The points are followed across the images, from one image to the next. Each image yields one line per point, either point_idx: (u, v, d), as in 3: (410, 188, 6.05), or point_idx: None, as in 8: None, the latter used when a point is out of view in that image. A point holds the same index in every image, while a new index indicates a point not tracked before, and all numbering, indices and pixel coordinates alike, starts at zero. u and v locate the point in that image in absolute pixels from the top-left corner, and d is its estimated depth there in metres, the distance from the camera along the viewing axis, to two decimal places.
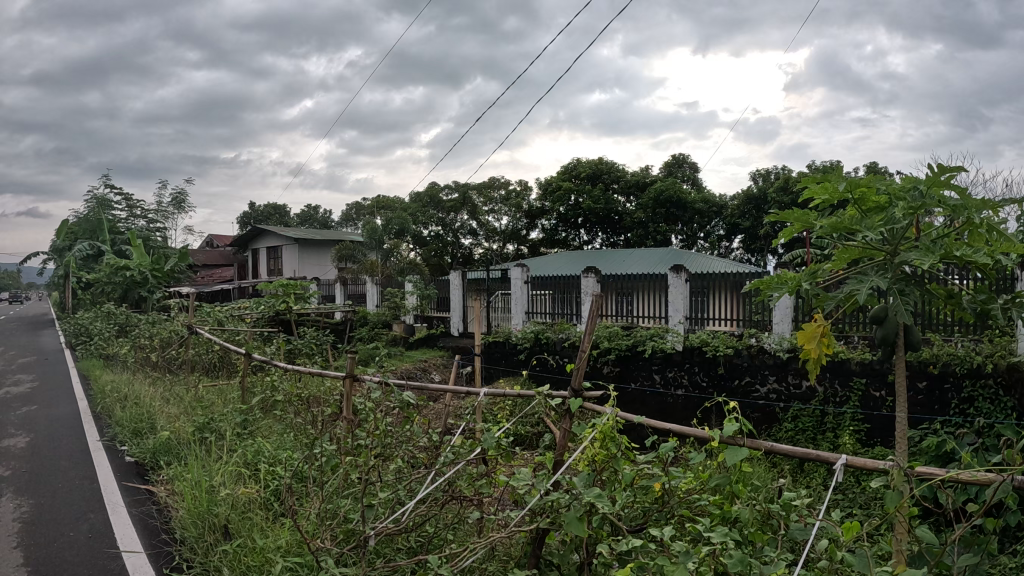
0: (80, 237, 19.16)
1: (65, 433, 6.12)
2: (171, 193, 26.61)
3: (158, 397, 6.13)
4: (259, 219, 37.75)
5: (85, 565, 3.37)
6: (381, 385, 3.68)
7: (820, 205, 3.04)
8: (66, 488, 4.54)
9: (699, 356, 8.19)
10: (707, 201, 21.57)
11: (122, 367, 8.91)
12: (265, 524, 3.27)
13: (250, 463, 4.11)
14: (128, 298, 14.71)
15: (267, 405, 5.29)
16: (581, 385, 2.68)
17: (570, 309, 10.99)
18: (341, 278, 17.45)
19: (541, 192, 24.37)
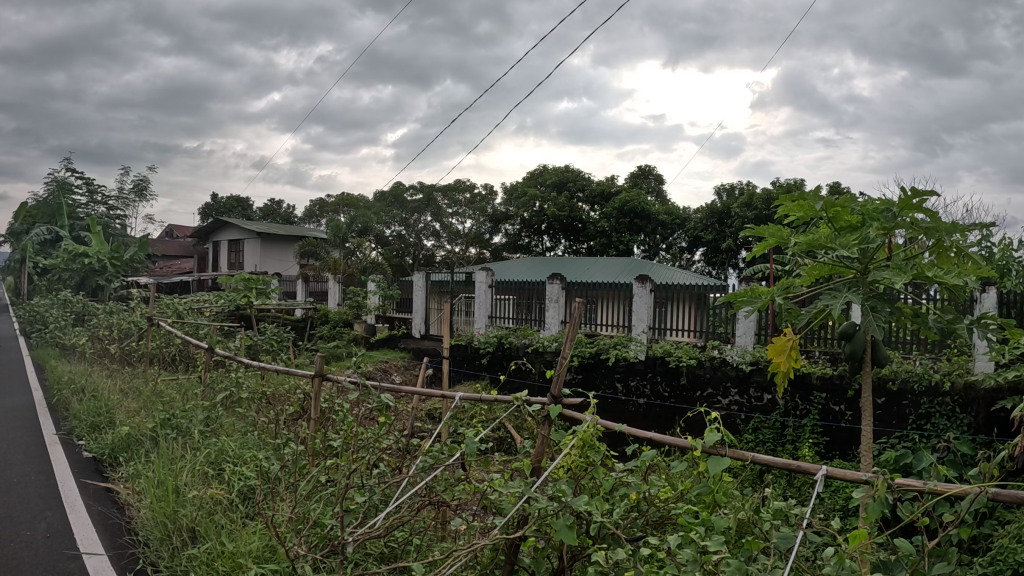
0: (38, 219, 18.58)
1: (14, 425, 5.89)
2: (132, 179, 26.02)
3: (117, 391, 5.95)
4: (222, 211, 37.14)
5: (44, 567, 3.22)
6: (355, 386, 3.65)
7: (793, 221, 3.09)
8: (19, 483, 4.36)
9: (662, 365, 8.26)
10: (671, 213, 21.87)
11: (79, 358, 8.65)
12: (237, 526, 3.19)
13: (215, 463, 4.00)
14: (85, 286, 14.30)
15: (231, 401, 5.16)
16: (560, 392, 2.66)
17: (534, 314, 11.00)
18: (303, 275, 17.17)
19: (508, 197, 24.36)
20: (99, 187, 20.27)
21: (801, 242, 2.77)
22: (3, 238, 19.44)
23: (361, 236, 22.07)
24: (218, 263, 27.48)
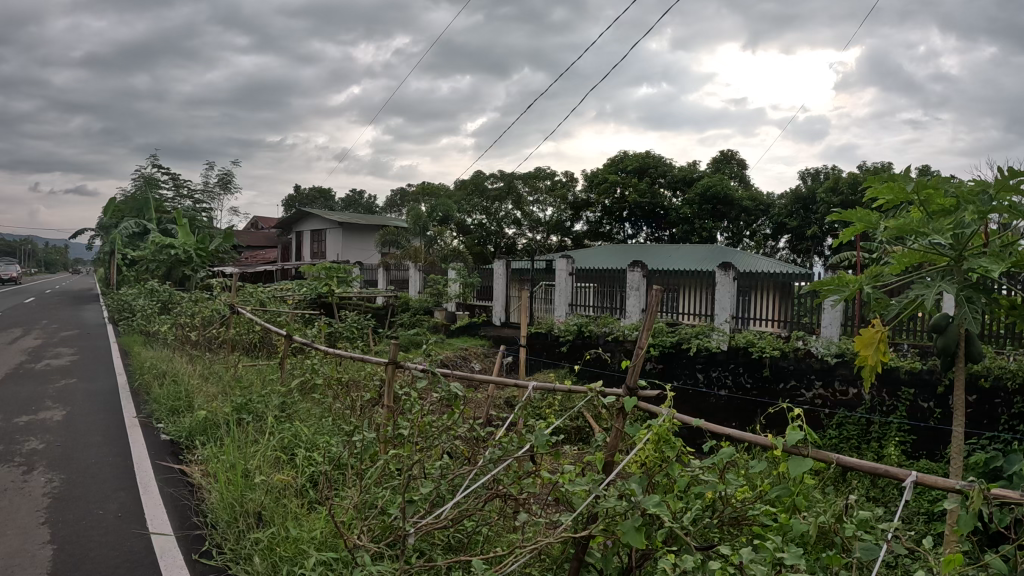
0: (127, 213, 19.66)
1: (100, 407, 6.25)
2: (217, 173, 27.20)
3: (197, 375, 6.26)
4: (308, 202, 38.41)
5: (113, 545, 3.40)
6: (424, 374, 3.70)
7: (882, 205, 2.95)
8: (97, 464, 4.62)
9: (745, 356, 8.07)
10: (755, 199, 21.29)
11: (162, 345, 9.12)
12: (302, 511, 3.29)
13: (287, 448, 4.13)
14: (172, 276, 15.06)
15: (307, 387, 5.32)
16: (637, 383, 2.61)
17: (614, 302, 10.95)
18: (385, 263, 17.59)
19: (587, 184, 24.19)
20: (186, 181, 21.30)
21: (890, 226, 2.64)
22: (97, 232, 20.67)
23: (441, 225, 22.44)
24: (302, 252, 28.44)
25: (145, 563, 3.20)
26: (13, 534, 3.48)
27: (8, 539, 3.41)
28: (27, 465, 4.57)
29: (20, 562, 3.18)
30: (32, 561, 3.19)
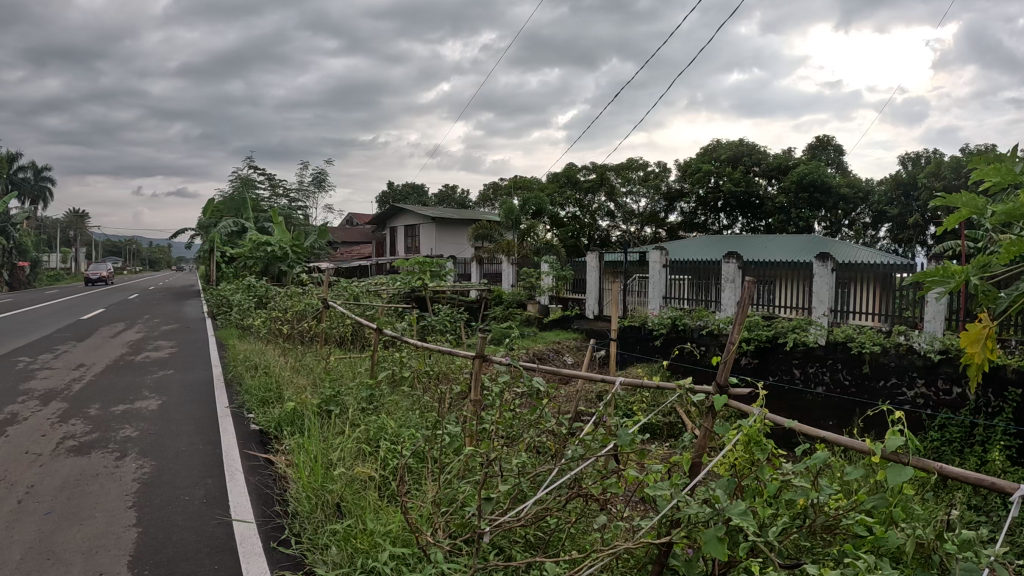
0: (226, 213, 20.75)
1: (196, 398, 6.55)
2: (312, 171, 28.15)
3: (289, 367, 6.54)
4: (401, 198, 39.33)
5: (195, 530, 3.51)
6: (507, 366, 3.67)
7: (991, 190, 2.76)
8: (188, 451, 4.82)
9: (844, 351, 7.71)
10: (854, 186, 20.31)
11: (257, 339, 9.57)
12: (379, 504, 3.37)
13: (372, 440, 4.25)
14: (269, 271, 15.72)
15: (395, 380, 5.45)
16: (727, 381, 2.54)
17: (710, 295, 10.71)
18: (478, 257, 17.83)
19: (680, 174, 23.69)
20: (281, 181, 22.30)
21: (998, 210, 2.45)
22: (198, 232, 21.87)
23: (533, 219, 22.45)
24: (396, 247, 29.15)
25: (224, 548, 3.29)
26: (102, 517, 3.62)
27: (98, 521, 3.56)
28: (121, 451, 4.78)
29: (106, 543, 3.30)
30: (117, 543, 3.31)
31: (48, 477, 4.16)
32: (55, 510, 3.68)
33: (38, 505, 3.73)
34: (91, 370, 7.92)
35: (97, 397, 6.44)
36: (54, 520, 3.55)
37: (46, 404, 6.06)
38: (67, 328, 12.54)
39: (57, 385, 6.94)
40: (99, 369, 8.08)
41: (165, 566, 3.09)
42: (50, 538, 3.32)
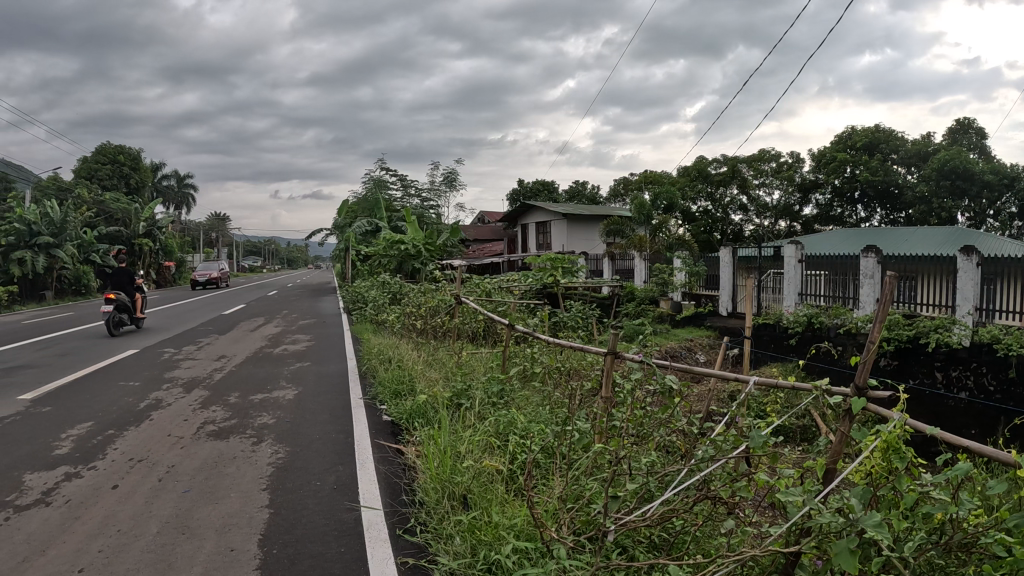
0: (359, 214, 22.14)
1: (329, 388, 6.88)
2: (443, 172, 28.95)
3: (420, 361, 6.81)
4: (529, 195, 39.76)
5: (324, 514, 3.54)
6: (640, 364, 3.46)
7: None
8: (321, 439, 4.99)
9: (990, 354, 7.09)
10: (998, 171, 18.13)
11: (391, 332, 10.03)
12: (506, 499, 3.39)
13: (501, 435, 4.30)
14: (403, 269, 16.27)
15: (526, 375, 5.50)
16: (866, 382, 2.33)
17: (848, 292, 10.09)
18: (609, 253, 17.68)
19: (815, 163, 22.49)
20: (413, 181, 23.04)
21: None
22: (333, 231, 23.11)
23: (665, 214, 21.79)
24: (528, 244, 29.45)
25: (349, 533, 3.31)
26: (237, 497, 3.75)
27: (232, 500, 3.69)
28: (257, 438, 5.01)
29: (239, 522, 3.40)
30: (248, 523, 3.40)
31: (187, 458, 4.42)
32: (193, 488, 3.86)
33: (178, 483, 3.94)
34: (231, 362, 8.54)
35: (237, 387, 6.93)
36: (192, 497, 3.72)
37: (190, 392, 6.63)
38: (215, 322, 13.63)
39: (200, 374, 7.61)
40: (239, 360, 8.68)
41: (292, 547, 3.13)
42: (187, 515, 3.46)
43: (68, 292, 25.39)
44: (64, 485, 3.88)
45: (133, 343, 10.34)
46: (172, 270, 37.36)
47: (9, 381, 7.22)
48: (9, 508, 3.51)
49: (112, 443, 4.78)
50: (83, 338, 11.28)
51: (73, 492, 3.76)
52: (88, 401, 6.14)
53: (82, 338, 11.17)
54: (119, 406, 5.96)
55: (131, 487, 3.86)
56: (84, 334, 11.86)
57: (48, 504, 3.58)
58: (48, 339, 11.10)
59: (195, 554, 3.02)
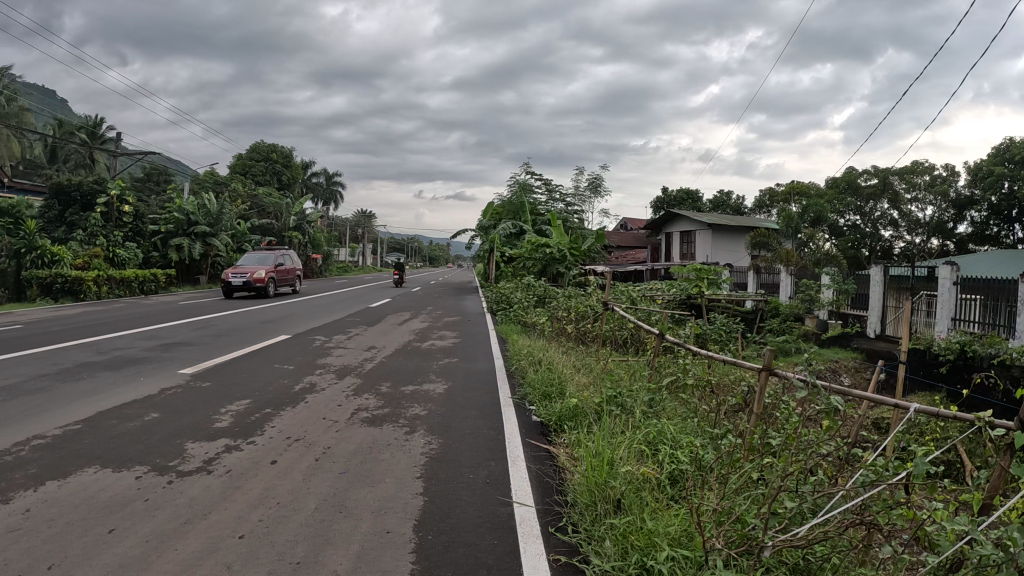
0: (505, 215, 22.62)
1: (479, 384, 6.91)
2: (589, 178, 29.77)
3: (571, 367, 6.81)
4: (674, 203, 39.13)
5: (479, 507, 3.48)
6: (804, 384, 3.30)
7: None
8: (473, 433, 4.94)
9: None
10: None
11: (540, 334, 10.22)
12: (663, 506, 3.27)
13: (652, 444, 4.17)
14: (548, 272, 16.33)
15: (676, 387, 5.33)
16: None
17: (1003, 320, 9.38)
18: (755, 266, 17.22)
19: (972, 178, 20.87)
20: (558, 187, 23.35)
21: None
22: (476, 233, 23.88)
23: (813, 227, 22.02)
24: (671, 253, 28.88)
25: (502, 526, 3.24)
26: (391, 482, 3.81)
27: (387, 485, 3.75)
28: (410, 427, 5.07)
29: (393, 505, 3.45)
30: (403, 508, 3.43)
31: (342, 442, 4.60)
32: (349, 470, 3.99)
33: (334, 464, 4.10)
34: (380, 353, 8.88)
35: (389, 377, 7.19)
36: (347, 479, 3.83)
37: (342, 378, 6.99)
38: (361, 314, 14.30)
39: (351, 362, 8.00)
40: (389, 352, 8.99)
41: (447, 534, 3.12)
42: (343, 495, 3.57)
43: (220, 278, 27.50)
44: (224, 456, 4.17)
45: (287, 329, 11.01)
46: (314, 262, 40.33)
47: (174, 357, 7.88)
48: (174, 473, 3.81)
49: (268, 421, 5.09)
50: (240, 321, 12.13)
51: (233, 464, 4.02)
52: (246, 380, 6.61)
53: (239, 321, 12.01)
54: (276, 386, 6.38)
55: (288, 464, 4.07)
56: (241, 317, 12.77)
57: (210, 473, 3.85)
58: (208, 320, 12.04)
59: (351, 533, 3.10)
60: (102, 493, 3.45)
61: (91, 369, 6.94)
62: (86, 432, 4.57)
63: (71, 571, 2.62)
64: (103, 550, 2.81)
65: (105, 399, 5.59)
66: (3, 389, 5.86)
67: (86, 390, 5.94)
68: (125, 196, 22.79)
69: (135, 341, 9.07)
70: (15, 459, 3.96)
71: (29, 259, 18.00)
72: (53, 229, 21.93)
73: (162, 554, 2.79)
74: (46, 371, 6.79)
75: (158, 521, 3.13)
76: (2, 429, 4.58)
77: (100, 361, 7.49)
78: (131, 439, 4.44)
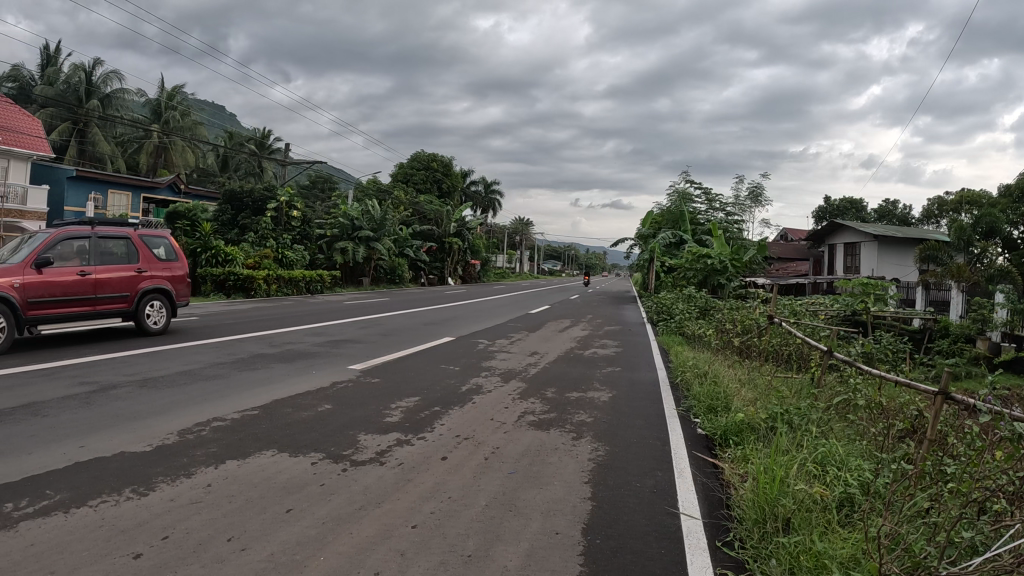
0: (664, 224, 23.38)
1: (643, 394, 6.84)
2: (749, 187, 30.74)
3: (736, 382, 6.61)
4: (837, 213, 37.09)
5: (646, 514, 3.46)
6: (987, 411, 3.07)
7: None
8: (639, 443, 4.88)
9: None
10: None
11: (704, 346, 10.00)
12: (836, 528, 3.13)
13: (819, 464, 3.98)
14: (708, 283, 16.27)
15: (844, 408, 5.07)
16: None
17: None
18: (924, 281, 16.25)
19: None
20: (718, 196, 23.48)
21: None
22: (635, 242, 24.63)
23: (984, 241, 20.30)
24: (835, 266, 27.17)
25: (669, 536, 3.20)
26: (560, 485, 3.88)
27: (556, 488, 3.81)
28: (577, 433, 5.12)
29: (562, 508, 3.51)
30: (572, 511, 3.49)
31: (510, 443, 4.74)
32: (517, 471, 4.11)
33: (503, 464, 4.23)
34: (543, 359, 9.01)
35: (554, 383, 7.27)
36: (515, 479, 3.95)
37: (507, 381, 7.17)
38: (521, 320, 14.61)
39: (515, 366, 8.19)
40: (552, 358, 9.11)
41: (615, 540, 3.13)
42: (512, 494, 3.68)
43: (383, 280, 30.25)
44: (396, 449, 4.41)
45: (448, 332, 11.43)
46: (473, 267, 41.80)
47: (341, 352, 8.40)
48: (348, 462, 4.08)
49: (438, 418, 5.33)
50: (402, 322, 12.75)
51: (404, 457, 4.25)
52: (412, 378, 6.94)
53: (403, 322, 12.61)
54: (443, 386, 6.67)
55: (457, 461, 4.25)
56: (404, 319, 13.44)
57: (382, 464, 4.09)
58: (372, 320, 12.77)
59: (522, 531, 3.19)
60: (281, 475, 3.76)
61: (266, 360, 7.54)
62: (265, 418, 4.99)
63: (251, 544, 2.87)
64: (283, 527, 3.06)
65: (280, 389, 6.06)
66: (191, 373, 6.52)
67: (262, 378, 6.48)
68: (293, 204, 24.51)
69: (306, 337, 9.78)
70: (198, 437, 4.38)
71: (206, 258, 19.64)
72: (227, 231, 23.92)
73: (337, 537, 3.00)
74: (226, 359, 7.46)
75: (334, 506, 3.36)
76: (191, 410, 5.10)
77: (274, 353, 8.12)
78: (307, 427, 4.80)
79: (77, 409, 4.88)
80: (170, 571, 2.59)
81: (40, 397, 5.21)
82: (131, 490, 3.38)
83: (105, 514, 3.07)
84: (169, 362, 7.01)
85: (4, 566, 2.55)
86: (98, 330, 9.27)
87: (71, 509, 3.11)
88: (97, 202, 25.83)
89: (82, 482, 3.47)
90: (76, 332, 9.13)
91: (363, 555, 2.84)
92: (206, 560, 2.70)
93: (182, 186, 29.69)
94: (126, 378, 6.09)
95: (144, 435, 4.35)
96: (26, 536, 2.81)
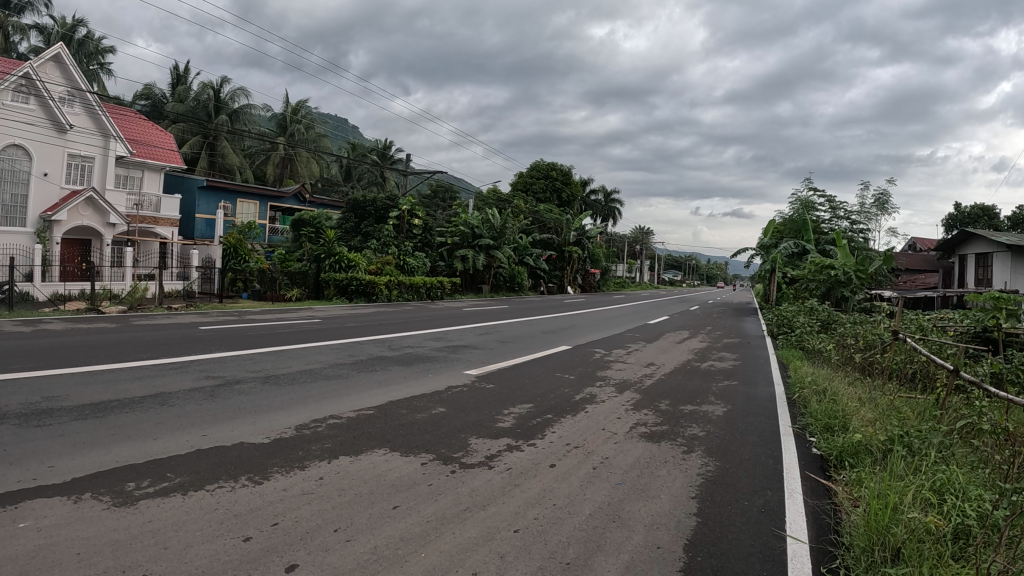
0: (787, 234, 22.50)
1: (760, 410, 6.54)
2: (876, 194, 28.93)
3: (855, 400, 6.24)
4: (969, 221, 34.39)
5: (753, 536, 3.32)
6: None
7: None
8: (750, 460, 4.70)
9: None
10: None
11: (824, 362, 9.49)
12: (950, 562, 2.88)
13: (938, 492, 3.70)
14: (831, 295, 15.40)
15: (971, 433, 4.69)
16: None
17: None
18: None
19: None
20: (843, 203, 22.27)
21: None
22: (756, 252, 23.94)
23: None
24: (966, 279, 25.15)
25: (774, 559, 3.06)
26: (667, 499, 3.79)
27: (663, 502, 3.74)
28: (688, 446, 5.00)
29: (666, 522, 3.43)
30: (676, 525, 3.40)
31: (620, 453, 4.70)
32: (625, 482, 4.06)
33: (611, 474, 4.21)
34: (660, 370, 8.86)
35: (669, 395, 7.10)
36: (622, 490, 3.90)
37: (622, 392, 7.08)
38: (639, 330, 14.44)
39: (629, 377, 8.08)
40: (668, 370, 8.92)
41: (718, 559, 3.03)
42: (618, 505, 3.64)
43: (504, 287, 30.80)
44: (504, 454, 4.47)
45: (566, 340, 11.46)
46: (592, 276, 41.70)
47: (458, 358, 8.59)
48: (457, 464, 4.17)
49: (549, 426, 5.35)
50: (519, 330, 12.89)
51: (513, 462, 4.30)
52: (526, 386, 6.98)
53: (522, 331, 12.74)
54: (557, 394, 6.67)
55: (565, 469, 4.24)
56: (524, 326, 13.61)
57: (490, 468, 4.15)
58: (490, 327, 13.00)
59: (623, 542, 3.15)
60: (391, 473, 3.89)
61: (384, 363, 7.82)
62: (380, 417, 5.21)
63: (356, 536, 2.99)
64: (388, 523, 3.17)
65: (397, 391, 6.27)
66: (312, 372, 6.87)
67: (379, 380, 6.73)
68: (415, 212, 25.29)
69: (423, 341, 10.10)
70: (315, 432, 4.62)
71: (329, 263, 20.77)
72: (349, 239, 24.97)
73: (439, 535, 3.07)
74: (345, 361, 7.81)
75: (439, 506, 3.44)
76: (309, 407, 5.37)
77: (393, 356, 8.44)
78: (420, 428, 4.96)
79: (202, 401, 5.25)
80: (277, 555, 2.74)
81: (169, 389, 5.64)
82: (246, 478, 3.61)
83: (220, 498, 3.30)
84: (291, 361, 7.42)
85: (124, 540, 2.79)
86: (235, 332, 9.95)
87: (188, 492, 3.36)
88: (228, 210, 27.68)
89: (201, 467, 3.74)
90: (213, 331, 9.87)
91: (463, 554, 2.90)
92: (312, 548, 2.84)
93: (306, 195, 31.45)
94: (250, 374, 6.53)
95: (263, 428, 4.63)
96: (145, 513, 3.06)
